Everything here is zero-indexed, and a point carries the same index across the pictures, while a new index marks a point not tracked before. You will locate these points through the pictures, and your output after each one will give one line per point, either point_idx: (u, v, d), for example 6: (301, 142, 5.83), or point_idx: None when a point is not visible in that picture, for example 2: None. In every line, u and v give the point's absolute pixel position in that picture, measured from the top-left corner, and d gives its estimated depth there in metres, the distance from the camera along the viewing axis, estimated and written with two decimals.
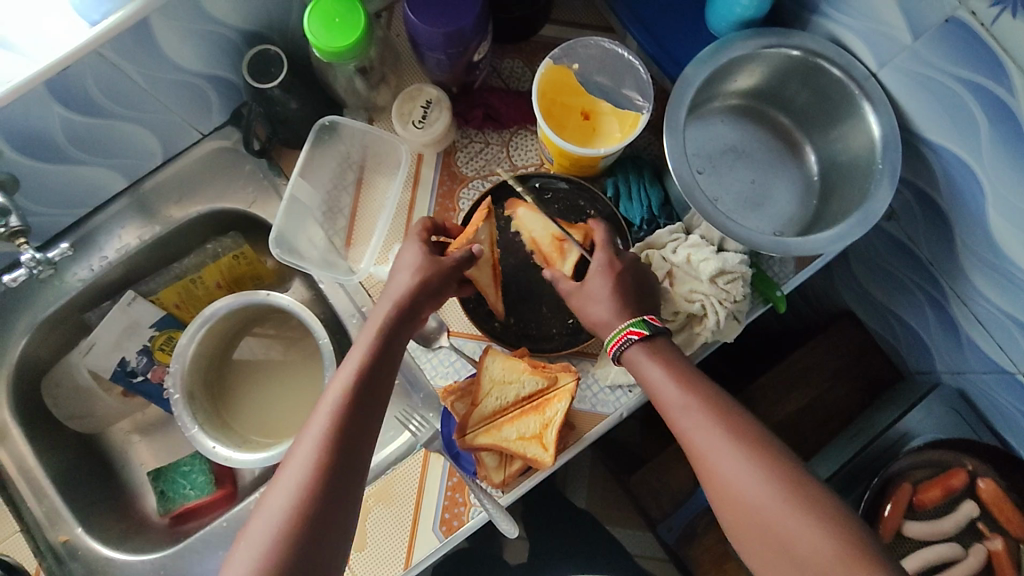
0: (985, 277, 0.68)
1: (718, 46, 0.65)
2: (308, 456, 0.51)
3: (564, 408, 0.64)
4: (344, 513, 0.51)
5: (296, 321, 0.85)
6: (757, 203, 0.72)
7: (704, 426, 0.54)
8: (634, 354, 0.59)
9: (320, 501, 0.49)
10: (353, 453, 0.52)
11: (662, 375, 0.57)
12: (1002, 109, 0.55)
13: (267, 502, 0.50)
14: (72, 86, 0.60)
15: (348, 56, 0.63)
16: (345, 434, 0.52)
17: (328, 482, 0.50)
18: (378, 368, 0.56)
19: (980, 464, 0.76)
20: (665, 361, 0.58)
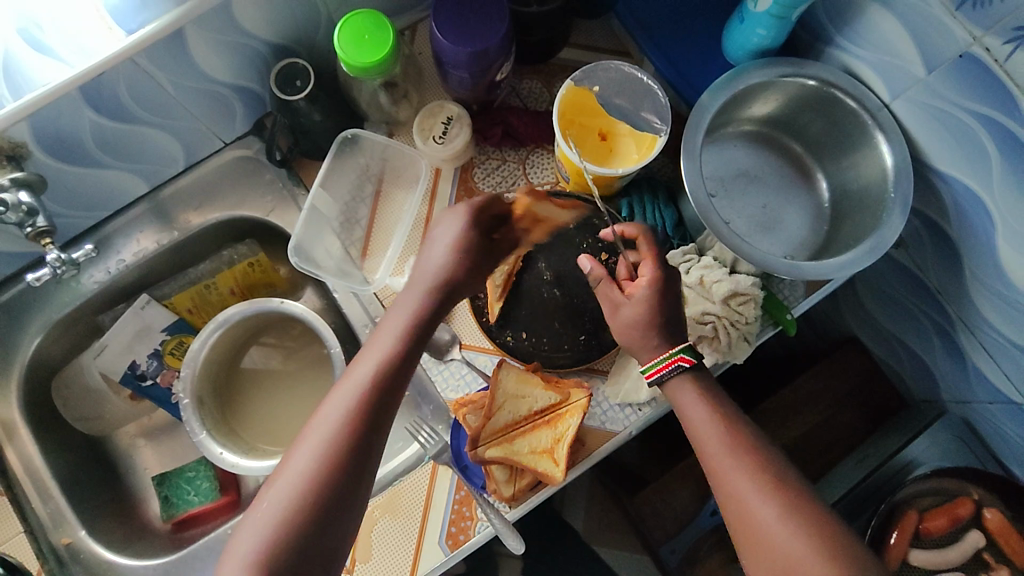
0: (993, 307, 0.69)
1: (735, 73, 0.67)
2: (314, 455, 0.52)
3: (574, 425, 0.65)
4: (343, 515, 0.51)
5: (294, 332, 0.85)
6: (769, 227, 0.73)
7: (737, 470, 0.54)
8: (676, 384, 0.59)
9: (320, 500, 0.50)
10: (358, 455, 0.53)
11: (701, 413, 0.57)
12: (1014, 144, 0.57)
13: (270, 493, 0.51)
14: (105, 91, 0.61)
15: (375, 72, 0.64)
16: (351, 436, 0.53)
17: (330, 482, 0.51)
18: (404, 361, 0.57)
19: (986, 494, 0.76)
20: (705, 398, 0.58)
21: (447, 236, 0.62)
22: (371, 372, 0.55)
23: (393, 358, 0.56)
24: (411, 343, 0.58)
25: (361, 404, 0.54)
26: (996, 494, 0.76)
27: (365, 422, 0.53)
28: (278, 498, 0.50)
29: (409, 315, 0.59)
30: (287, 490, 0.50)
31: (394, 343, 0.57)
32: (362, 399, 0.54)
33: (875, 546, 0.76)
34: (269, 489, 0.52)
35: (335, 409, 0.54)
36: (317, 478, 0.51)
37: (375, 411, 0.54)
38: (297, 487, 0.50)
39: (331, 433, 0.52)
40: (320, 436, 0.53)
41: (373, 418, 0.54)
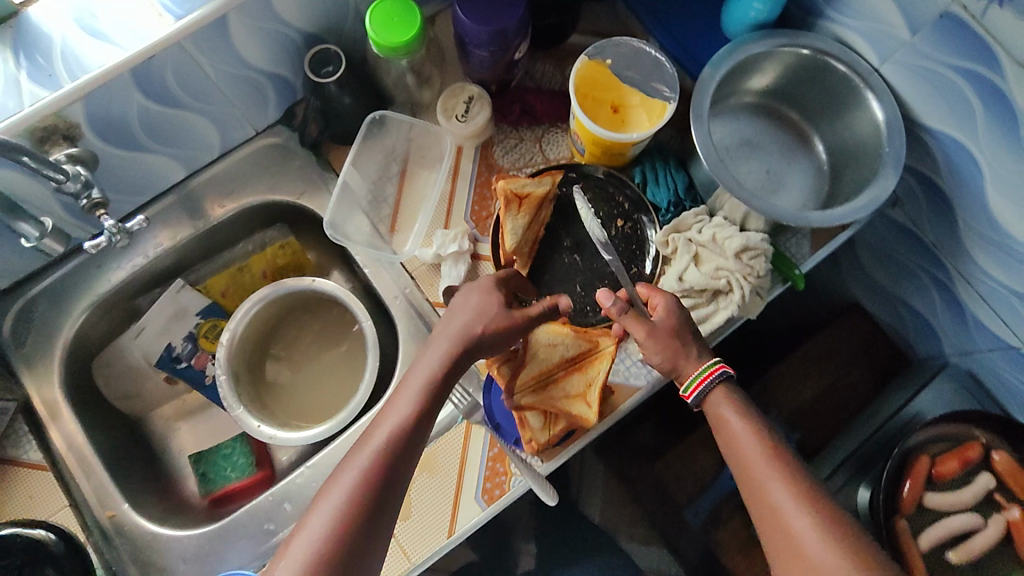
0: (987, 254, 0.74)
1: (735, 45, 0.72)
2: (343, 499, 0.53)
3: (604, 373, 0.69)
4: (366, 560, 0.53)
5: (311, 315, 0.88)
6: (774, 190, 0.78)
7: (776, 482, 0.57)
8: (716, 395, 0.63)
9: (350, 537, 0.52)
10: (383, 499, 0.55)
11: (742, 426, 0.61)
12: (996, 94, 0.62)
13: (297, 534, 0.53)
14: (153, 74, 0.66)
15: (403, 52, 0.69)
16: (381, 476, 0.55)
17: (358, 521, 0.53)
18: (435, 400, 0.60)
19: (994, 438, 0.79)
20: (743, 413, 0.62)
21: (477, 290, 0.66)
22: (405, 411, 0.58)
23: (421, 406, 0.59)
24: (438, 392, 0.60)
25: (389, 450, 0.56)
26: (1003, 438, 0.79)
27: (391, 468, 0.56)
28: (306, 540, 0.52)
29: (438, 361, 0.62)
30: (316, 530, 0.52)
31: (421, 391, 0.60)
32: (395, 437, 0.57)
33: (891, 491, 0.79)
34: (296, 531, 0.53)
35: (370, 444, 0.57)
36: (345, 521, 0.52)
37: (401, 458, 0.56)
38: (326, 529, 0.52)
39: (361, 476, 0.54)
40: (348, 481, 0.54)
41: (402, 461, 0.56)
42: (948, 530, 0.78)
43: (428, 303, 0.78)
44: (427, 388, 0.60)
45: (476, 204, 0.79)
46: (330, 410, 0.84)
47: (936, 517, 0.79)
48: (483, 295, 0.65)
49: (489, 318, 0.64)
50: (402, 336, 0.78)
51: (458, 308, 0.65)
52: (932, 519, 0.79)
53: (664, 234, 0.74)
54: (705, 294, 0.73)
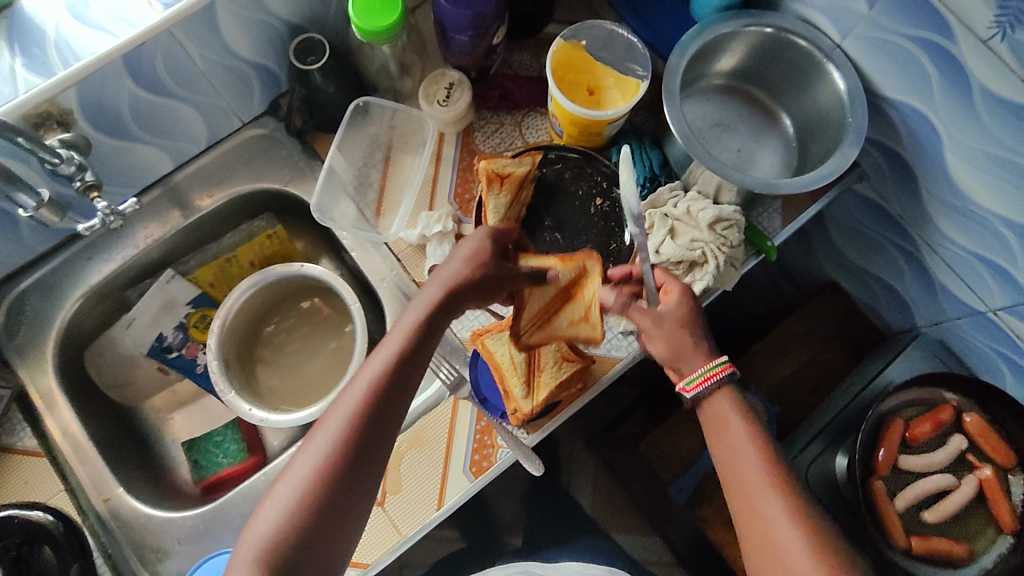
0: (950, 221, 0.77)
1: (703, 25, 0.75)
2: (323, 454, 0.54)
3: (563, 346, 0.73)
4: (347, 511, 0.54)
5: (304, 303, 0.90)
6: (745, 167, 0.81)
7: (766, 487, 0.57)
8: (716, 395, 0.63)
9: (333, 486, 0.54)
10: (364, 453, 0.55)
11: (740, 428, 0.61)
12: (950, 61, 0.65)
13: (281, 484, 0.54)
14: (144, 61, 0.68)
15: (384, 37, 0.72)
16: (363, 426, 0.55)
17: (341, 470, 0.54)
18: (418, 350, 0.59)
19: (964, 401, 0.82)
20: (743, 416, 0.62)
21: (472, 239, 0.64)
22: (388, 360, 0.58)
23: (402, 360, 0.58)
24: (421, 345, 0.59)
25: (368, 407, 0.56)
26: (974, 400, 0.82)
27: (371, 424, 0.56)
28: (288, 492, 0.53)
29: (422, 313, 0.61)
30: (297, 483, 0.53)
31: (402, 344, 0.59)
32: (376, 387, 0.57)
33: (867, 455, 0.81)
34: (280, 481, 0.55)
35: (353, 395, 0.57)
36: (325, 474, 0.53)
37: (381, 413, 0.56)
38: (307, 480, 0.53)
39: (341, 430, 0.55)
40: (330, 431, 0.55)
41: (384, 410, 0.57)
42: (923, 490, 0.80)
43: (414, 283, 0.80)
44: (409, 342, 0.59)
45: (459, 187, 0.82)
46: (320, 393, 0.86)
47: (911, 478, 0.82)
48: (474, 241, 0.64)
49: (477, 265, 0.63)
50: (390, 317, 0.80)
51: (449, 262, 0.63)
52: (907, 481, 0.82)
53: (642, 209, 0.77)
54: (681, 266, 0.75)
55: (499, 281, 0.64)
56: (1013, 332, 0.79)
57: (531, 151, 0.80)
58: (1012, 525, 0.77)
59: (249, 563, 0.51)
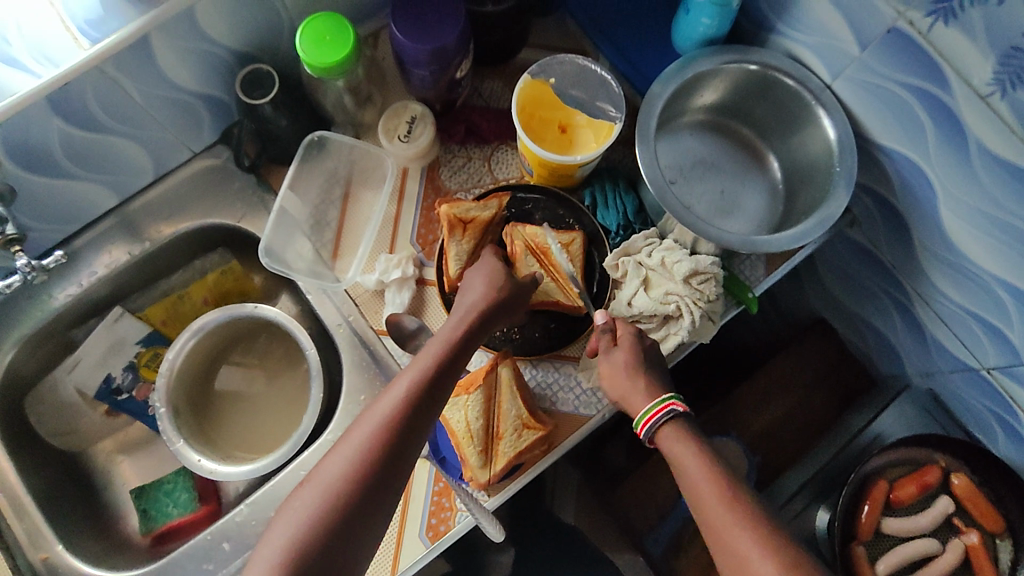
0: (944, 276, 0.72)
1: (683, 62, 0.70)
2: (341, 469, 0.52)
3: (524, 412, 0.67)
4: (363, 532, 0.51)
5: (264, 340, 0.86)
6: (727, 211, 0.76)
7: (737, 525, 0.54)
8: (667, 430, 0.61)
9: (352, 502, 0.51)
10: (384, 470, 0.52)
11: (697, 465, 0.58)
12: (946, 114, 0.60)
13: (297, 499, 0.51)
14: (73, 100, 0.62)
15: (337, 72, 0.66)
16: (388, 442, 0.53)
17: (360, 487, 0.51)
18: (446, 372, 0.58)
19: (952, 460, 0.78)
20: (698, 448, 0.60)
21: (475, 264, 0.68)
22: (416, 377, 0.57)
23: (431, 375, 0.57)
24: (450, 363, 0.59)
25: (393, 420, 0.54)
26: (962, 460, 0.78)
27: (395, 439, 0.53)
28: (304, 506, 0.50)
29: (451, 333, 0.61)
30: (314, 496, 0.51)
31: (432, 361, 0.58)
32: (405, 403, 0.55)
33: (850, 517, 0.77)
34: (296, 496, 0.52)
35: (379, 409, 0.55)
36: (344, 489, 0.51)
37: (406, 429, 0.54)
38: (324, 495, 0.51)
39: (363, 443, 0.53)
40: (354, 445, 0.53)
41: (410, 429, 0.54)
42: (906, 556, 0.75)
43: (372, 330, 0.75)
44: (438, 359, 0.58)
45: (422, 227, 0.77)
46: (275, 439, 0.81)
47: (895, 542, 0.78)
48: (485, 271, 0.67)
49: (496, 290, 0.65)
50: (346, 366, 0.75)
51: (472, 289, 0.66)
52: (890, 544, 0.78)
53: (615, 257, 0.72)
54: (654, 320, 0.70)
55: (514, 303, 0.66)
56: (1008, 392, 0.74)
57: (499, 191, 0.75)
58: None
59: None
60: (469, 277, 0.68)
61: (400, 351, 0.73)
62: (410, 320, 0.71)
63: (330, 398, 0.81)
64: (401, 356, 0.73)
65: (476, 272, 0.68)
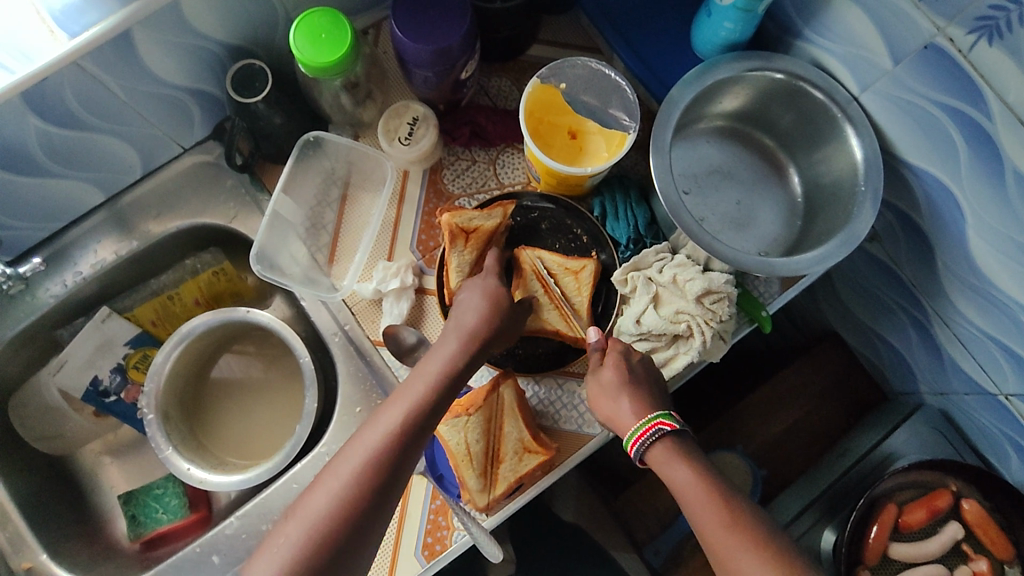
0: (966, 299, 0.69)
1: (703, 68, 0.66)
2: (326, 504, 0.50)
3: (526, 435, 0.65)
4: (346, 572, 0.49)
5: (264, 337, 0.83)
6: (742, 223, 0.73)
7: (747, 556, 0.50)
8: (659, 452, 0.57)
9: (334, 541, 0.49)
10: (370, 508, 0.50)
11: (697, 489, 0.54)
12: (981, 135, 0.56)
13: (280, 535, 0.50)
14: (51, 98, 0.58)
15: (334, 72, 0.62)
16: (375, 476, 0.51)
17: (345, 525, 0.49)
18: (440, 401, 0.56)
19: (964, 486, 0.76)
20: (697, 470, 0.55)
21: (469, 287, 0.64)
22: (408, 407, 0.54)
23: (422, 407, 0.55)
24: (442, 393, 0.56)
25: (381, 455, 0.52)
26: (974, 485, 0.76)
27: (383, 476, 0.51)
28: (286, 544, 0.49)
29: (444, 359, 0.58)
30: (298, 534, 0.49)
31: (423, 391, 0.56)
32: (394, 435, 0.53)
33: (856, 542, 0.75)
34: (280, 531, 0.50)
35: (368, 440, 0.53)
36: (328, 528, 0.49)
37: (394, 465, 0.52)
38: (307, 534, 0.49)
39: (349, 480, 0.51)
40: (340, 479, 0.51)
41: (400, 462, 0.52)
42: None
43: (369, 340, 0.72)
44: (430, 389, 0.56)
45: (423, 233, 0.73)
46: (269, 444, 0.79)
47: (901, 566, 0.76)
48: (480, 291, 0.63)
49: (494, 312, 0.62)
50: (342, 376, 0.73)
51: (466, 311, 0.62)
52: (897, 568, 0.76)
53: (623, 271, 0.68)
54: (663, 338, 0.67)
55: (508, 327, 0.63)
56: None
57: (504, 200, 0.71)
58: None
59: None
60: (459, 296, 0.64)
61: (398, 365, 0.70)
62: (409, 333, 0.69)
63: (325, 406, 0.78)
64: (397, 366, 0.71)
65: (468, 293, 0.64)
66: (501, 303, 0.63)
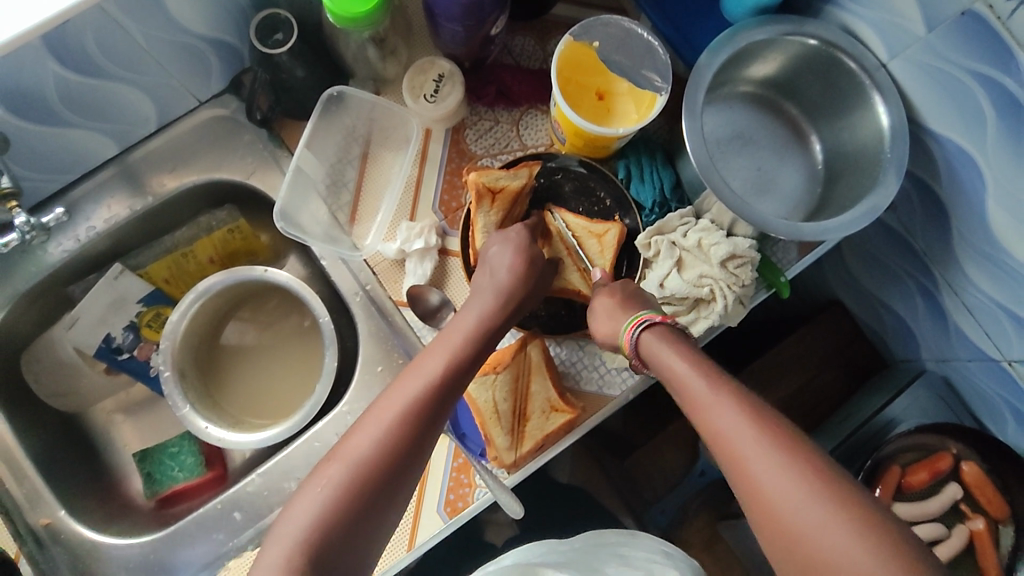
0: (978, 267, 0.70)
1: (734, 31, 0.66)
2: (369, 446, 0.50)
3: (553, 395, 0.67)
4: (383, 516, 0.49)
5: (269, 303, 0.82)
6: (764, 189, 0.73)
7: (736, 417, 0.50)
8: (649, 338, 0.59)
9: (377, 482, 0.49)
10: (411, 452, 0.51)
11: (686, 367, 0.55)
12: (1011, 103, 0.57)
13: (320, 476, 0.49)
14: (71, 41, 0.57)
15: (365, 23, 0.62)
16: (417, 422, 0.52)
17: (387, 467, 0.49)
18: (475, 356, 0.57)
19: (965, 448, 0.78)
20: (688, 352, 0.56)
21: (498, 243, 0.64)
22: (447, 359, 0.55)
23: (459, 360, 0.56)
24: (477, 349, 0.57)
25: (422, 403, 0.52)
26: (975, 448, 0.77)
27: (424, 422, 0.52)
28: (329, 484, 0.48)
29: (478, 318, 0.59)
30: (341, 474, 0.48)
31: (460, 346, 0.57)
32: (436, 384, 0.54)
33: None
34: (319, 472, 0.50)
35: (409, 387, 0.53)
36: (370, 471, 0.49)
37: (434, 413, 0.53)
38: (351, 474, 0.49)
39: (392, 424, 0.51)
40: (382, 422, 0.51)
41: (439, 411, 0.53)
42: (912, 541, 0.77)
43: (391, 301, 0.71)
44: (466, 344, 0.57)
45: (446, 193, 0.73)
46: (278, 408, 0.79)
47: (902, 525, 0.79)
48: (508, 247, 0.64)
49: (526, 270, 0.63)
50: (362, 334, 0.72)
51: (497, 268, 0.63)
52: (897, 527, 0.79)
53: (647, 235, 0.68)
54: (685, 302, 0.68)
55: (535, 284, 0.64)
56: None
57: (529, 159, 0.71)
58: None
59: (280, 557, 0.45)
60: (485, 251, 0.65)
61: (420, 325, 0.70)
62: (433, 293, 0.69)
63: (342, 366, 0.78)
64: (421, 329, 0.70)
65: (498, 246, 0.64)
66: (530, 260, 0.63)
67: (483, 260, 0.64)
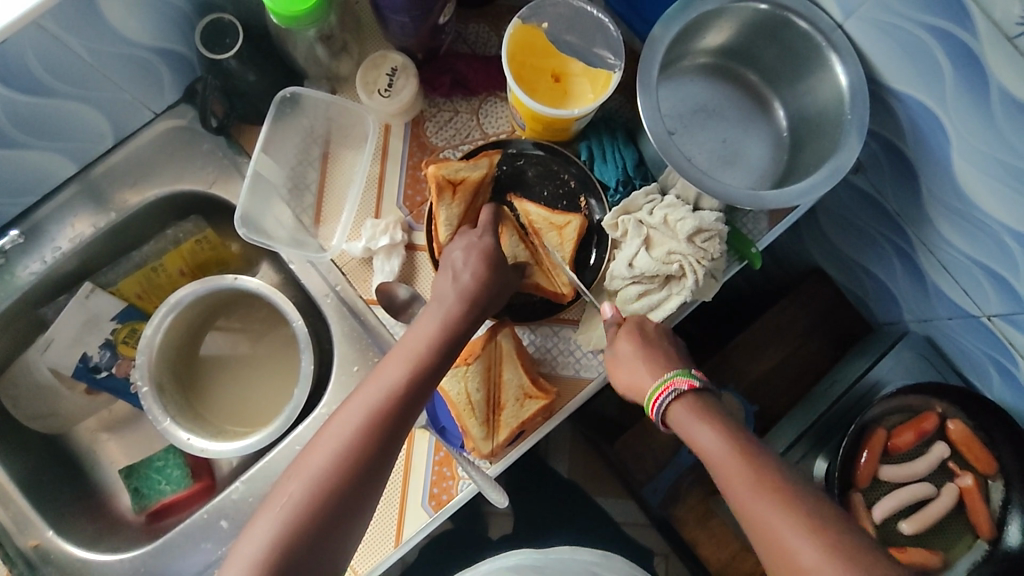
0: (951, 224, 0.69)
1: (685, 2, 0.65)
2: (329, 460, 0.50)
3: (526, 381, 0.66)
4: (347, 527, 0.50)
5: (257, 313, 0.82)
6: (729, 161, 0.73)
7: (771, 510, 0.51)
8: (678, 411, 0.59)
9: (337, 496, 0.49)
10: (373, 462, 0.51)
11: (718, 447, 0.55)
12: (965, 55, 0.56)
13: (280, 493, 0.49)
14: (12, 63, 0.57)
15: (306, 22, 0.61)
16: (377, 432, 0.51)
17: (348, 479, 0.50)
18: (439, 359, 0.57)
19: (950, 407, 0.78)
20: (720, 427, 0.56)
21: (461, 247, 0.64)
22: (409, 365, 0.55)
23: (422, 364, 0.55)
24: (441, 354, 0.57)
25: (383, 413, 0.52)
26: (959, 407, 0.77)
27: (384, 434, 0.52)
28: (289, 501, 0.49)
29: (442, 320, 0.59)
30: (300, 491, 0.49)
31: (422, 352, 0.56)
32: (397, 392, 0.53)
33: (849, 466, 0.77)
34: (280, 488, 0.50)
35: (368, 396, 0.53)
36: (331, 484, 0.49)
37: (396, 421, 0.53)
38: (311, 488, 0.49)
39: (352, 436, 0.51)
40: (341, 433, 0.51)
41: (400, 418, 0.53)
42: (901, 502, 0.77)
43: (362, 300, 0.71)
44: (428, 351, 0.56)
45: (409, 188, 0.72)
46: (263, 418, 0.78)
47: (891, 487, 0.79)
48: (467, 245, 0.64)
49: (488, 270, 0.62)
50: (336, 336, 0.72)
51: (460, 269, 0.62)
52: (887, 490, 0.79)
53: (613, 216, 0.68)
54: (655, 281, 0.67)
55: (504, 281, 0.64)
56: (1006, 340, 0.72)
57: (485, 150, 0.70)
58: (990, 532, 0.75)
59: None
60: (449, 253, 0.64)
61: (394, 323, 0.69)
62: (402, 288, 0.69)
63: (320, 370, 0.77)
64: (393, 325, 0.69)
65: (461, 251, 0.64)
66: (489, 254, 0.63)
67: (444, 263, 0.64)
